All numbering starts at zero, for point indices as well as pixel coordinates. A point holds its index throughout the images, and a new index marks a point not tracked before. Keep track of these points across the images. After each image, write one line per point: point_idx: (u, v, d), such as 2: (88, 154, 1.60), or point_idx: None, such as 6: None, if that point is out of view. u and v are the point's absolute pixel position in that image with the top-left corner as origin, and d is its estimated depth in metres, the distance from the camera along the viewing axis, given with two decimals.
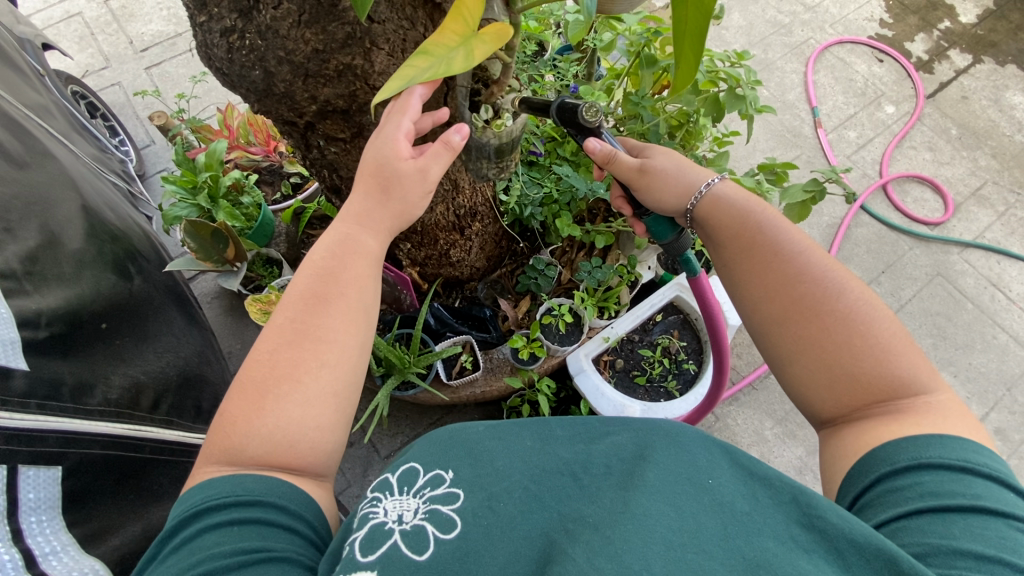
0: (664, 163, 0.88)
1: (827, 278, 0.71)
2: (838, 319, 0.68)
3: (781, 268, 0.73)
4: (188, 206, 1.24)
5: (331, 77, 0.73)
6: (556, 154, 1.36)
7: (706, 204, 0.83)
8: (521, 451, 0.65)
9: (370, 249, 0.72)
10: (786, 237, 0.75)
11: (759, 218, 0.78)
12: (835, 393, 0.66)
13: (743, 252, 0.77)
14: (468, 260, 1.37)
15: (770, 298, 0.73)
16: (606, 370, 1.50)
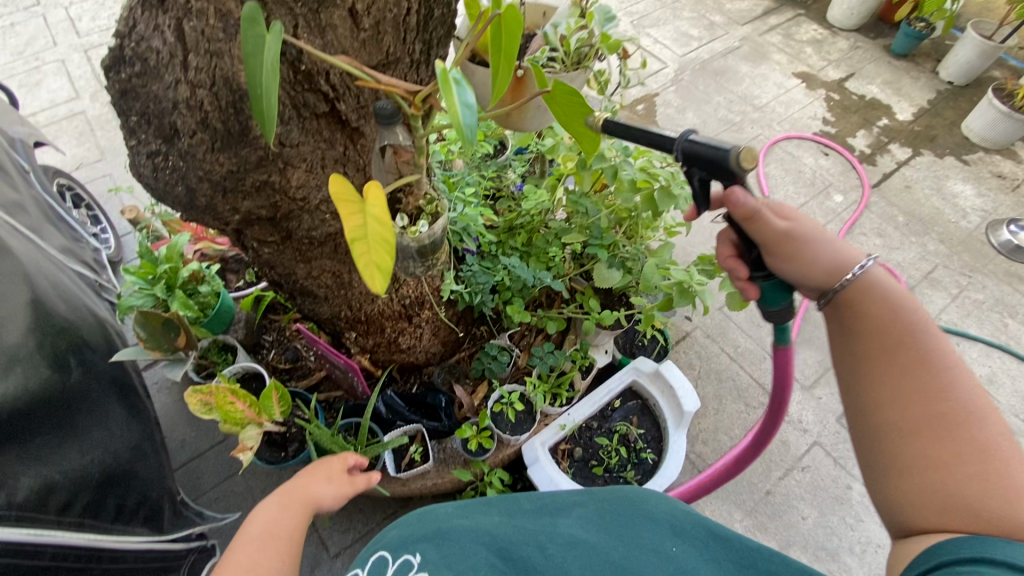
0: (808, 224, 0.71)
1: (975, 403, 0.61)
2: (973, 450, 0.58)
3: (928, 377, 0.62)
4: (144, 296, 1.28)
5: (250, 192, 0.87)
6: (508, 244, 1.42)
7: (859, 283, 0.69)
8: (490, 527, 0.75)
9: (316, 495, 0.91)
10: (941, 347, 0.64)
11: (917, 317, 0.66)
12: (943, 520, 0.58)
13: (883, 344, 0.66)
14: (421, 346, 1.37)
15: (904, 405, 0.62)
16: (563, 460, 1.47)
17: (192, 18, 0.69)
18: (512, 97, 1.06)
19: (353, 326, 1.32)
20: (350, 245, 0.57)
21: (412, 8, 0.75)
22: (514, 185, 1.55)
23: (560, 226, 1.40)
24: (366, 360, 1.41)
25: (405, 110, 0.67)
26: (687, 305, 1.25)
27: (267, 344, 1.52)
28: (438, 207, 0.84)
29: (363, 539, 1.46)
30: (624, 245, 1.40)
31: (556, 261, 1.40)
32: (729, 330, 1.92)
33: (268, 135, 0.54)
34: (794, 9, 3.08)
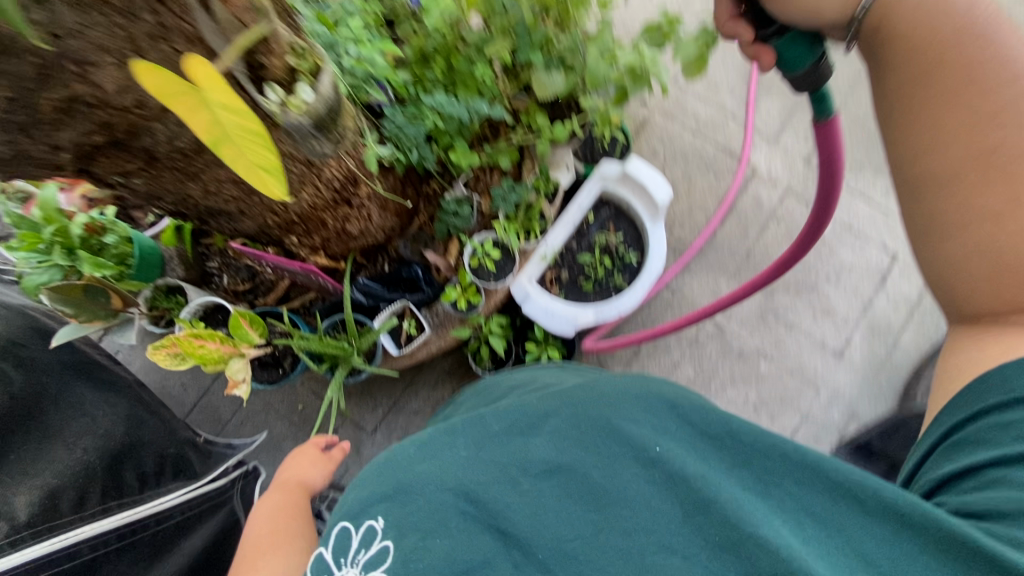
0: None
1: (1000, 107, 0.62)
2: (1001, 203, 0.62)
3: (981, 105, 0.62)
4: (47, 269, 1.10)
5: (60, 119, 0.72)
6: (426, 80, 1.20)
7: (882, 11, 0.66)
8: (457, 465, 0.60)
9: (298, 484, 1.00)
10: (980, 68, 0.62)
11: (961, 25, 0.63)
12: (990, 276, 0.65)
13: (938, 67, 0.64)
14: (373, 226, 1.25)
15: (956, 157, 0.65)
16: (553, 287, 1.49)
17: None
18: None
19: (292, 228, 1.18)
20: (214, 150, 0.45)
21: None
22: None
23: (479, 37, 1.16)
24: (323, 258, 1.29)
25: None
26: (643, 91, 1.14)
27: (215, 270, 1.42)
28: (318, 58, 0.65)
29: (395, 409, 1.57)
30: (557, 39, 1.18)
31: (488, 84, 1.20)
32: (687, 102, 1.77)
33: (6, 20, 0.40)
34: None
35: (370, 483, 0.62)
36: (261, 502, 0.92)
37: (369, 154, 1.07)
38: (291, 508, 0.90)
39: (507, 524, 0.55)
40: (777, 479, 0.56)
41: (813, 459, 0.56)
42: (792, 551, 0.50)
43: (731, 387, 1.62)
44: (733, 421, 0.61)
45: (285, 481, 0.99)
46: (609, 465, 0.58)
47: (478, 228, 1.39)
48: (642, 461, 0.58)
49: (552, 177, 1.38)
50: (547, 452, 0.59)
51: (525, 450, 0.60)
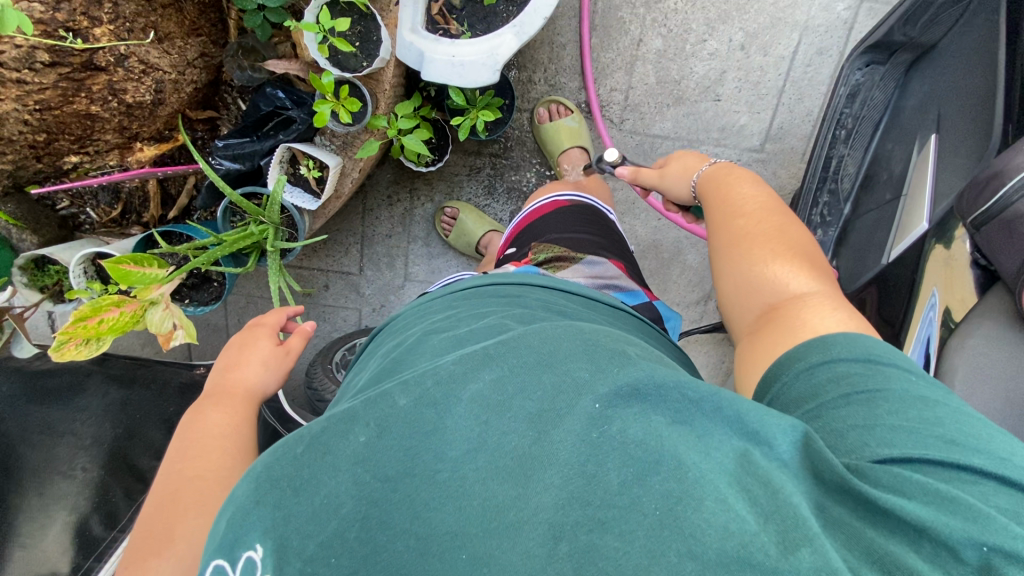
0: (679, 162, 0.84)
1: (784, 228, 0.64)
2: (765, 250, 0.61)
3: (744, 202, 0.68)
4: None
5: None
6: None
7: (712, 174, 0.75)
8: (354, 460, 0.39)
9: (248, 386, 0.69)
10: (753, 202, 0.68)
11: (732, 190, 0.70)
12: (747, 299, 0.61)
13: (715, 217, 0.69)
14: (168, 73, 0.92)
15: (724, 244, 0.65)
16: (450, 23, 1.09)
17: None
18: None
19: (71, 135, 0.90)
20: None
21: None
22: None
23: None
24: (150, 144, 0.99)
25: None
26: None
27: (73, 211, 1.16)
28: None
29: (366, 246, 1.43)
30: None
31: None
32: None
33: None
34: None
35: (243, 490, 0.40)
36: (192, 420, 0.62)
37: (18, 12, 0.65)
38: (230, 435, 0.62)
39: (422, 551, 0.36)
40: (713, 440, 0.38)
41: (756, 422, 0.38)
42: (755, 530, 0.33)
43: (711, 35, 1.28)
44: (666, 371, 0.41)
45: (225, 385, 0.68)
46: (538, 435, 0.39)
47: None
48: (580, 421, 0.39)
49: None
50: (465, 424, 0.39)
51: (439, 431, 0.39)
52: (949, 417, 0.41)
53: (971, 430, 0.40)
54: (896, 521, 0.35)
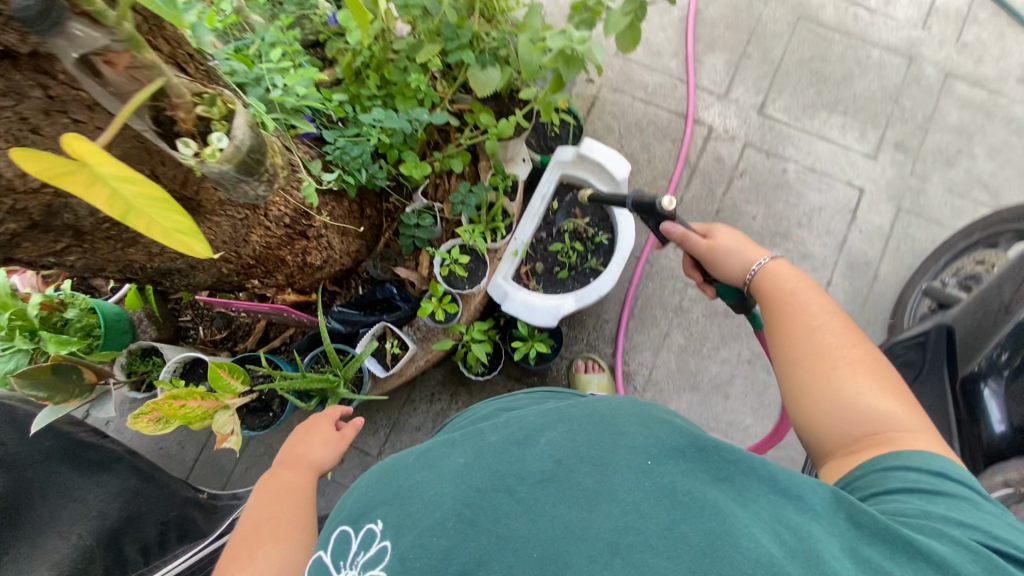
0: (727, 243, 0.90)
1: (854, 344, 0.71)
2: (849, 371, 0.67)
3: (813, 325, 0.73)
4: (10, 355, 1.07)
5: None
6: (362, 96, 1.20)
7: (761, 280, 0.83)
8: (456, 472, 0.53)
9: (312, 460, 0.89)
10: (818, 311, 0.75)
11: (793, 294, 0.78)
12: (832, 415, 0.65)
13: (782, 323, 0.76)
14: (336, 255, 1.23)
15: (799, 357, 0.71)
16: (530, 280, 1.48)
17: None
18: None
19: (252, 275, 1.15)
20: (126, 224, 0.42)
21: None
22: (329, 19, 1.24)
23: (407, 46, 1.16)
24: (291, 293, 1.27)
25: None
26: (579, 73, 1.12)
27: (190, 324, 1.41)
28: (224, 100, 0.63)
29: (394, 431, 1.56)
30: (491, 34, 1.20)
31: (424, 91, 1.19)
32: (633, 73, 1.76)
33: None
34: None
35: (369, 486, 0.57)
36: (270, 479, 0.83)
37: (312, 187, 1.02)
38: (298, 491, 0.81)
39: (501, 545, 0.47)
40: (751, 497, 0.51)
41: (786, 481, 0.52)
42: (782, 564, 0.44)
43: (723, 347, 1.61)
44: (708, 439, 0.56)
45: (294, 457, 0.88)
46: (600, 473, 0.51)
47: (443, 237, 1.37)
48: (631, 467, 0.51)
49: (510, 173, 1.39)
50: (542, 459, 0.52)
51: (520, 461, 0.53)
52: (992, 523, 0.52)
53: (998, 525, 0.52)
54: (926, 564, 0.47)
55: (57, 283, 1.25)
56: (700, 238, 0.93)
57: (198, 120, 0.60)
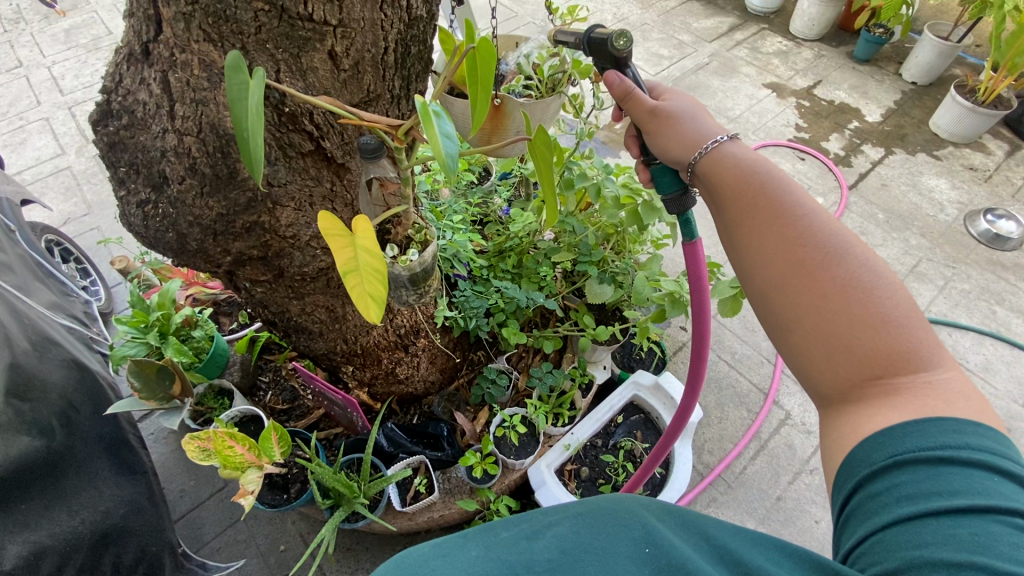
0: (677, 106, 0.75)
1: (831, 237, 0.60)
2: (838, 283, 0.57)
3: (785, 229, 0.61)
4: (137, 345, 1.26)
5: (239, 234, 0.73)
6: (499, 267, 1.46)
7: (710, 161, 0.69)
8: (468, 564, 0.59)
9: None
10: (794, 196, 0.63)
11: (767, 178, 0.65)
12: (838, 364, 0.56)
13: (743, 214, 0.65)
14: (418, 376, 1.37)
15: (769, 256, 0.62)
16: (570, 481, 1.43)
17: (177, 70, 0.60)
18: (492, 126, 1.07)
19: (349, 361, 1.31)
20: (343, 278, 0.57)
21: (390, 47, 0.65)
22: (500, 210, 1.60)
23: (549, 246, 1.44)
24: (365, 394, 1.39)
25: (388, 143, 0.65)
26: (680, 315, 1.26)
27: (264, 385, 1.50)
28: (428, 235, 0.83)
29: None
30: (617, 262, 1.46)
31: (548, 281, 1.43)
32: (724, 337, 1.92)
33: (256, 177, 0.52)
34: (758, 24, 3.24)
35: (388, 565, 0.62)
36: None
37: (437, 312, 1.30)
38: None
39: None
40: None
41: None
42: None
43: None
44: (708, 541, 0.57)
45: None
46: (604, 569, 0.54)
47: (509, 404, 1.45)
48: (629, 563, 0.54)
49: (588, 372, 1.50)
50: (548, 553, 0.57)
51: (530, 555, 0.58)
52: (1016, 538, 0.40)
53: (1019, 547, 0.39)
54: None
55: (200, 308, 1.50)
56: (646, 97, 0.75)
57: (400, 237, 0.82)
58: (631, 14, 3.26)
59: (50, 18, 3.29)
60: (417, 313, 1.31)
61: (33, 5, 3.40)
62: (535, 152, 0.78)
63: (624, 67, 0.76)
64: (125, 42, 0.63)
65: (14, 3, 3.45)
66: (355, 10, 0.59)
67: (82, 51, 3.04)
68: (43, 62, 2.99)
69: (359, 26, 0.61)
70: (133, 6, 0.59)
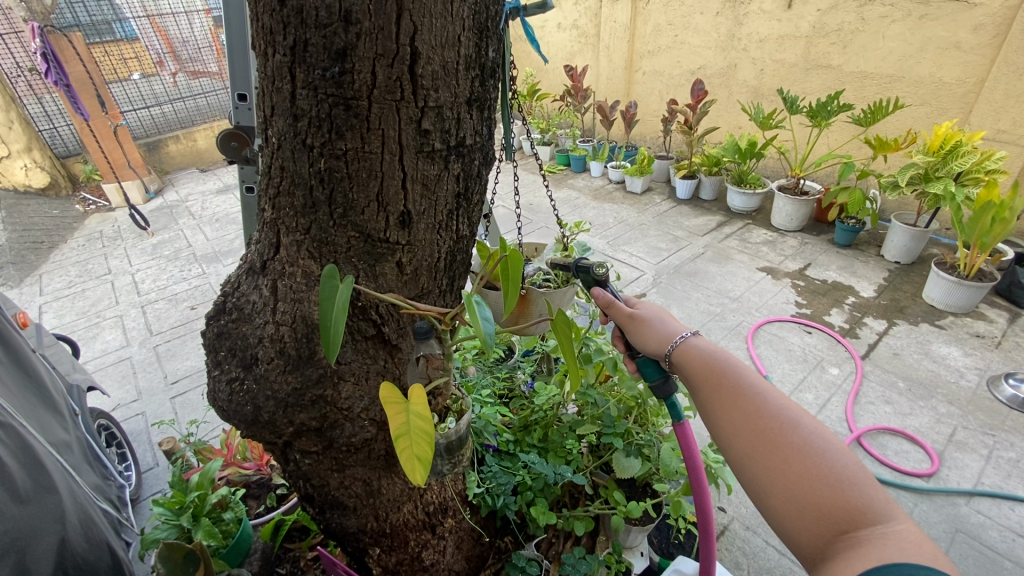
0: (649, 311, 0.89)
1: (783, 409, 0.67)
2: (793, 448, 0.63)
3: (742, 401, 0.70)
4: (168, 528, 1.28)
5: (306, 405, 0.84)
6: (525, 441, 1.50)
7: (676, 348, 0.81)
8: None
9: None
10: (747, 373, 0.73)
11: (721, 358, 0.76)
12: (808, 523, 0.59)
13: (709, 393, 0.74)
14: (443, 561, 1.32)
15: (734, 426, 0.69)
16: None
17: (285, 278, 0.79)
18: (519, 312, 1.25)
19: (376, 542, 1.27)
20: (395, 441, 0.66)
21: (442, 257, 0.85)
22: (525, 383, 1.71)
23: (573, 419, 1.50)
24: None
25: (437, 326, 0.80)
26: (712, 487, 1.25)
27: None
28: (463, 405, 0.95)
29: None
30: (641, 433, 1.50)
31: (574, 454, 1.45)
32: None
33: (331, 358, 0.66)
34: (742, 220, 3.74)
35: None
36: None
37: (466, 488, 1.31)
38: None
39: None
40: None
41: None
42: None
43: None
44: None
45: None
46: None
47: None
48: None
49: (624, 558, 1.41)
50: None
51: None
52: None
53: None
54: None
55: (234, 489, 1.53)
56: (624, 305, 0.92)
57: (442, 407, 0.92)
58: (631, 217, 3.81)
59: (142, 236, 3.98)
60: (448, 488, 1.32)
61: (135, 227, 4.15)
62: (552, 332, 0.92)
63: (606, 285, 0.95)
64: (249, 258, 0.84)
65: (116, 227, 4.20)
66: (421, 234, 0.80)
67: (163, 260, 3.59)
68: (129, 270, 3.52)
69: (421, 244, 0.81)
70: (262, 236, 0.81)
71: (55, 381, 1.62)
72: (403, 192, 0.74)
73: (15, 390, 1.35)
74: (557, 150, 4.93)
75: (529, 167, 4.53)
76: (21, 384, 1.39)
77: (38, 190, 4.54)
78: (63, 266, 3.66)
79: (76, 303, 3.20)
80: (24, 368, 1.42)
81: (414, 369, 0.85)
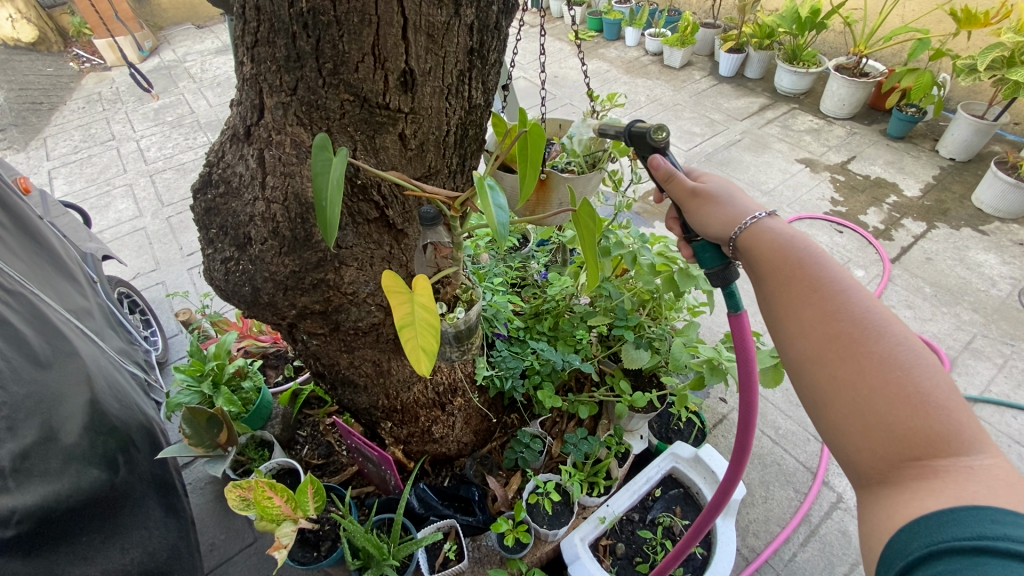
0: (716, 187, 0.76)
1: (871, 316, 0.60)
2: (877, 360, 0.57)
3: (823, 306, 0.63)
4: (191, 393, 1.34)
5: (307, 289, 0.80)
6: (535, 329, 1.50)
7: (748, 236, 0.71)
8: None
9: None
10: (832, 272, 0.65)
11: (803, 254, 0.67)
12: (875, 441, 0.56)
13: (783, 289, 0.67)
14: (452, 435, 1.39)
15: (807, 330, 0.63)
16: (605, 557, 1.34)
17: (273, 148, 0.70)
18: (537, 199, 1.16)
19: (388, 416, 1.34)
20: (399, 331, 0.62)
21: (451, 130, 0.74)
22: (538, 273, 1.66)
23: (585, 310, 1.47)
24: (400, 452, 1.40)
25: (445, 213, 0.71)
26: (720, 382, 1.24)
27: (301, 440, 1.51)
28: (473, 295, 0.89)
29: None
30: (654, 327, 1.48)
31: (584, 344, 1.44)
32: (767, 412, 1.85)
33: (328, 242, 0.58)
34: (788, 104, 3.37)
35: None
36: None
37: (475, 372, 1.33)
38: None
39: None
40: None
41: None
42: None
43: None
44: None
45: None
46: None
47: (543, 470, 1.42)
48: None
49: (624, 440, 1.47)
50: None
51: None
52: None
53: None
54: None
55: (251, 360, 1.59)
56: (687, 178, 0.77)
57: (451, 297, 0.87)
58: (664, 96, 3.46)
59: (143, 99, 3.76)
60: (457, 371, 1.35)
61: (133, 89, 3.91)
62: (575, 224, 0.84)
63: (666, 151, 0.78)
64: (230, 124, 0.74)
65: (115, 88, 3.97)
66: (426, 100, 0.68)
67: (167, 127, 3.43)
68: (133, 136, 3.38)
69: (427, 113, 0.69)
70: (242, 95, 0.70)
71: (68, 249, 1.61)
72: (404, 44, 0.62)
73: (22, 255, 1.31)
74: (588, 12, 4.35)
75: (556, 33, 4.04)
76: (29, 251, 1.36)
77: (28, 45, 4.24)
78: (65, 130, 3.52)
79: (83, 169, 3.13)
80: (33, 235, 1.40)
81: (419, 257, 0.79)
